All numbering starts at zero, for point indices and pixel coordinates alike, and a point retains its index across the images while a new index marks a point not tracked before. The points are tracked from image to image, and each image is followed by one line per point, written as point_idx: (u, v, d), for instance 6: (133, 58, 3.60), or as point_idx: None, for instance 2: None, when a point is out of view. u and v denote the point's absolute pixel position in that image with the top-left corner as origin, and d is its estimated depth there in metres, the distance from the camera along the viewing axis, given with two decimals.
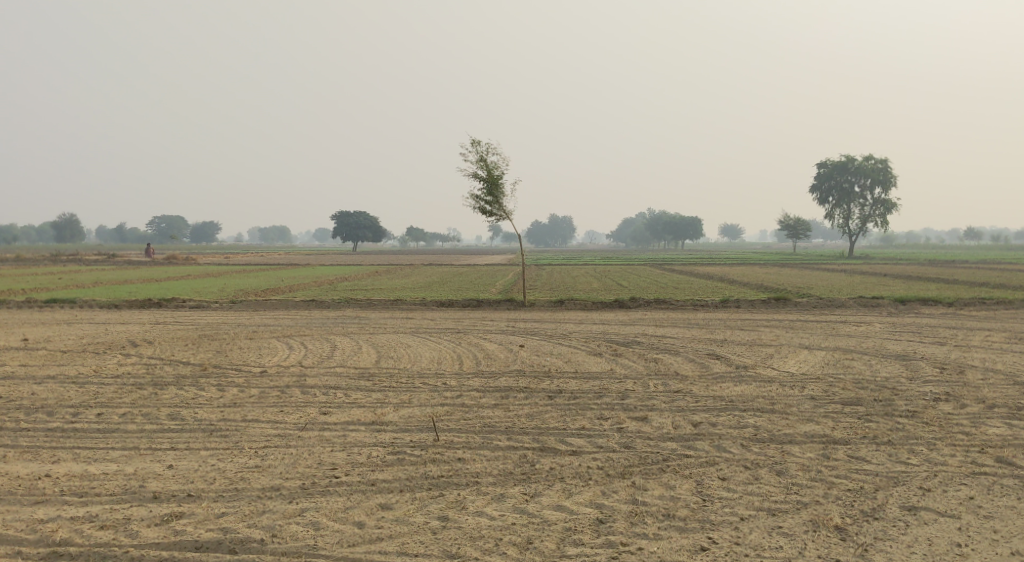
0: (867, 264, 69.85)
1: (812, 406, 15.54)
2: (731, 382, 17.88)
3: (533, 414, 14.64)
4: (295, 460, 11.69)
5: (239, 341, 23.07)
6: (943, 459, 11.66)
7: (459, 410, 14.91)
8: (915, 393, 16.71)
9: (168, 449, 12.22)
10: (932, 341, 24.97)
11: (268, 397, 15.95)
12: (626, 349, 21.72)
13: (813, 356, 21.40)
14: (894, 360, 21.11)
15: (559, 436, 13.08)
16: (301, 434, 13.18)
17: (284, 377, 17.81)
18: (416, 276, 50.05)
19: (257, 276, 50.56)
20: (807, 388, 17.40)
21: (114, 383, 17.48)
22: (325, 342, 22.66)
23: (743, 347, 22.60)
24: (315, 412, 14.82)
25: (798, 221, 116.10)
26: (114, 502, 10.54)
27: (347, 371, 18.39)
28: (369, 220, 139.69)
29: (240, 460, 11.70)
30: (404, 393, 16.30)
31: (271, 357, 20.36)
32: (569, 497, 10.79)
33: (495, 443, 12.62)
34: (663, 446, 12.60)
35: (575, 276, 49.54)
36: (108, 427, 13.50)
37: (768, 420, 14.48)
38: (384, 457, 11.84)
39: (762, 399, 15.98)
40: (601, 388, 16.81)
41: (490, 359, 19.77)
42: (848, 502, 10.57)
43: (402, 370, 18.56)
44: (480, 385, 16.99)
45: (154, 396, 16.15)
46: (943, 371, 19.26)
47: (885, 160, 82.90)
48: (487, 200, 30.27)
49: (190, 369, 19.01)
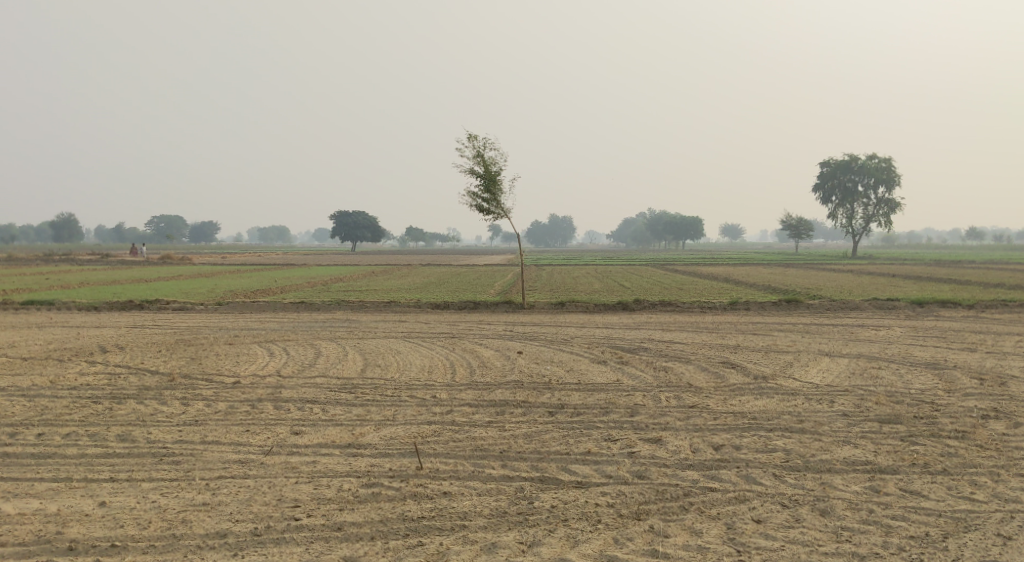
0: (870, 264, 68.50)
1: (847, 425, 13.75)
2: (750, 395, 16.08)
3: (532, 435, 12.90)
4: (250, 495, 10.03)
5: (216, 347, 21.29)
6: (1016, 495, 9.93)
7: (448, 429, 13.17)
8: (960, 409, 14.94)
9: (106, 479, 10.54)
10: (960, 347, 23.04)
11: (234, 414, 14.18)
12: (632, 356, 19.90)
13: (837, 365, 19.59)
14: (926, 369, 19.23)
15: (561, 463, 11.31)
16: (265, 460, 11.39)
17: (257, 389, 16.02)
18: (413, 277, 48.46)
19: (248, 276, 48.72)
20: (836, 403, 15.56)
21: (67, 396, 15.66)
22: (309, 348, 20.86)
23: (758, 354, 20.82)
24: (285, 432, 13.07)
25: (801, 222, 113.76)
26: (21, 557, 8.98)
27: (328, 382, 16.61)
28: (370, 219, 137.98)
29: (187, 494, 10.07)
30: (388, 408, 14.56)
31: (247, 365, 18.57)
32: (574, 547, 9.10)
33: (487, 472, 10.88)
34: (683, 477, 10.82)
35: (577, 277, 47.94)
36: (43, 450, 11.75)
37: (799, 443, 12.72)
38: (355, 491, 10.15)
39: (788, 417, 14.22)
40: (608, 403, 15.02)
41: (485, 369, 17.98)
42: (915, 555, 8.90)
43: (387, 381, 16.76)
44: (473, 398, 15.19)
45: (108, 412, 14.37)
46: (983, 384, 17.43)
47: (886, 159, 80.98)
48: (483, 198, 28.52)
49: (157, 379, 17.20)
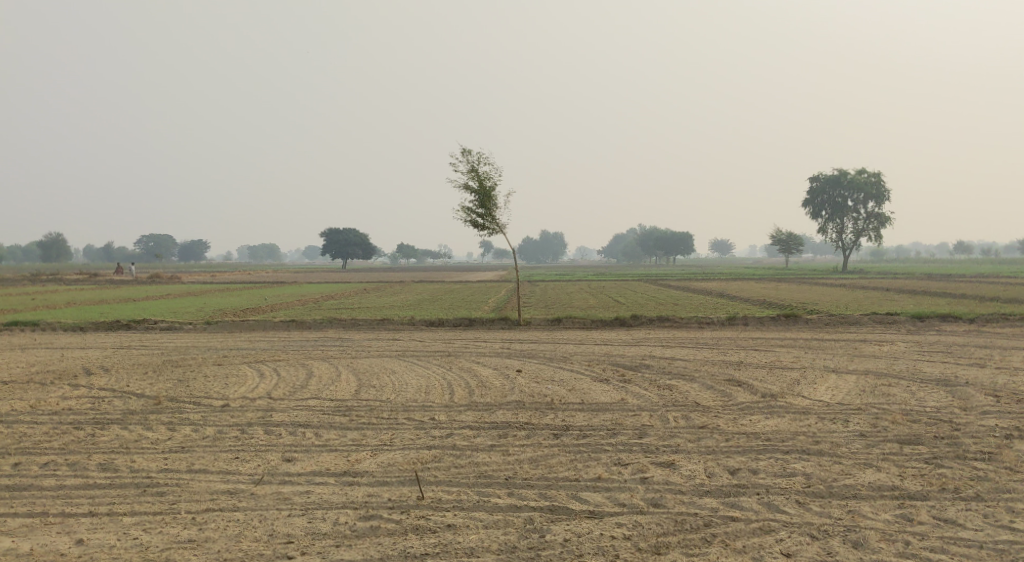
0: (863, 278, 68.00)
1: (866, 446, 13.15)
2: (761, 414, 15.45)
3: (537, 459, 12.25)
4: (238, 531, 9.77)
5: (203, 368, 20.56)
6: None
7: (448, 454, 12.50)
8: (981, 428, 14.37)
9: (84, 513, 10.14)
10: (969, 363, 22.44)
11: (224, 439, 13.50)
12: (635, 374, 19.23)
13: (846, 382, 18.98)
14: (938, 386, 18.62)
15: (571, 490, 10.64)
16: (255, 491, 10.68)
17: (246, 413, 15.31)
18: (406, 294, 47.71)
19: (239, 295, 47.87)
20: (851, 422, 14.93)
21: (47, 421, 14.89)
22: (301, 368, 20.16)
23: (764, 371, 20.19)
24: (276, 459, 12.37)
25: (791, 237, 113.45)
26: None
27: (321, 404, 15.90)
28: (359, 236, 137.09)
29: (172, 529, 9.78)
30: (385, 431, 13.89)
31: (237, 387, 17.83)
32: None
33: (493, 501, 10.30)
34: (702, 506, 10.19)
35: (569, 293, 47.33)
36: (18, 481, 11.01)
37: (819, 467, 12.11)
38: (352, 525, 9.85)
39: (803, 437, 13.57)
40: (614, 424, 14.36)
41: (484, 389, 17.27)
42: None
43: (383, 402, 16.05)
44: (474, 420, 14.52)
45: (91, 438, 13.67)
46: (999, 401, 16.84)
47: (877, 174, 80.77)
48: (478, 213, 27.89)
49: (142, 403, 16.45)
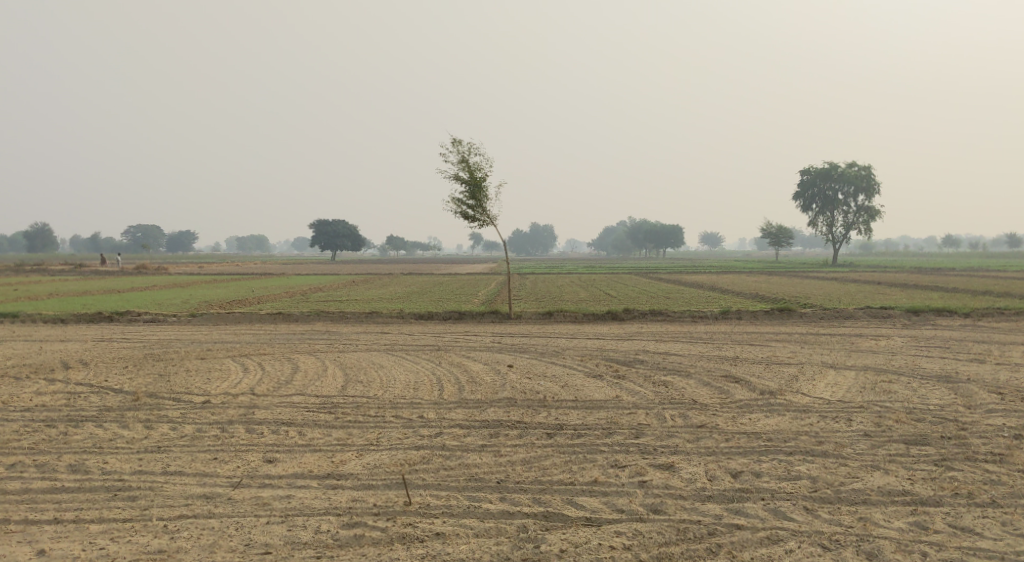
0: (852, 270, 67.63)
1: (872, 447, 12.65)
2: (761, 413, 14.93)
3: (530, 461, 11.70)
4: (213, 541, 9.22)
5: (185, 362, 19.93)
6: None
7: (437, 455, 11.93)
8: (989, 428, 13.89)
9: (49, 521, 9.57)
10: (967, 359, 21.97)
11: (202, 438, 12.90)
12: (629, 370, 18.68)
13: (845, 378, 18.47)
14: (939, 383, 18.14)
15: (568, 494, 10.09)
16: (232, 495, 10.06)
17: (227, 410, 14.70)
18: (397, 286, 46.93)
19: (227, 286, 46.99)
20: (853, 421, 14.41)
21: (19, 418, 14.25)
22: (286, 363, 19.53)
23: (761, 366, 19.67)
24: (257, 460, 11.79)
25: (781, 231, 113.28)
26: None
27: (305, 401, 15.32)
28: (348, 228, 136.13)
29: (142, 539, 9.24)
30: (371, 430, 13.31)
31: (219, 382, 17.21)
32: None
33: (484, 507, 9.76)
34: (705, 512, 9.68)
35: (560, 285, 46.63)
36: None
37: (826, 469, 11.62)
38: (335, 534, 9.31)
39: (806, 437, 13.04)
40: (610, 422, 13.82)
41: (474, 385, 16.71)
42: None
43: (370, 398, 15.48)
44: (463, 418, 13.96)
45: (64, 437, 13.06)
46: (1004, 398, 16.38)
47: (868, 167, 80.45)
48: (468, 204, 27.28)
49: (120, 400, 15.81)
